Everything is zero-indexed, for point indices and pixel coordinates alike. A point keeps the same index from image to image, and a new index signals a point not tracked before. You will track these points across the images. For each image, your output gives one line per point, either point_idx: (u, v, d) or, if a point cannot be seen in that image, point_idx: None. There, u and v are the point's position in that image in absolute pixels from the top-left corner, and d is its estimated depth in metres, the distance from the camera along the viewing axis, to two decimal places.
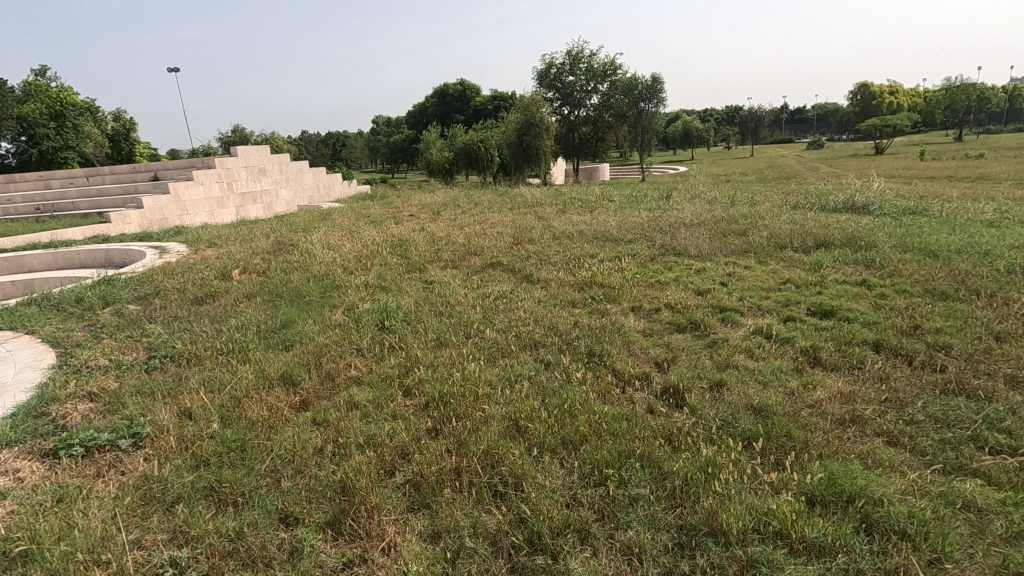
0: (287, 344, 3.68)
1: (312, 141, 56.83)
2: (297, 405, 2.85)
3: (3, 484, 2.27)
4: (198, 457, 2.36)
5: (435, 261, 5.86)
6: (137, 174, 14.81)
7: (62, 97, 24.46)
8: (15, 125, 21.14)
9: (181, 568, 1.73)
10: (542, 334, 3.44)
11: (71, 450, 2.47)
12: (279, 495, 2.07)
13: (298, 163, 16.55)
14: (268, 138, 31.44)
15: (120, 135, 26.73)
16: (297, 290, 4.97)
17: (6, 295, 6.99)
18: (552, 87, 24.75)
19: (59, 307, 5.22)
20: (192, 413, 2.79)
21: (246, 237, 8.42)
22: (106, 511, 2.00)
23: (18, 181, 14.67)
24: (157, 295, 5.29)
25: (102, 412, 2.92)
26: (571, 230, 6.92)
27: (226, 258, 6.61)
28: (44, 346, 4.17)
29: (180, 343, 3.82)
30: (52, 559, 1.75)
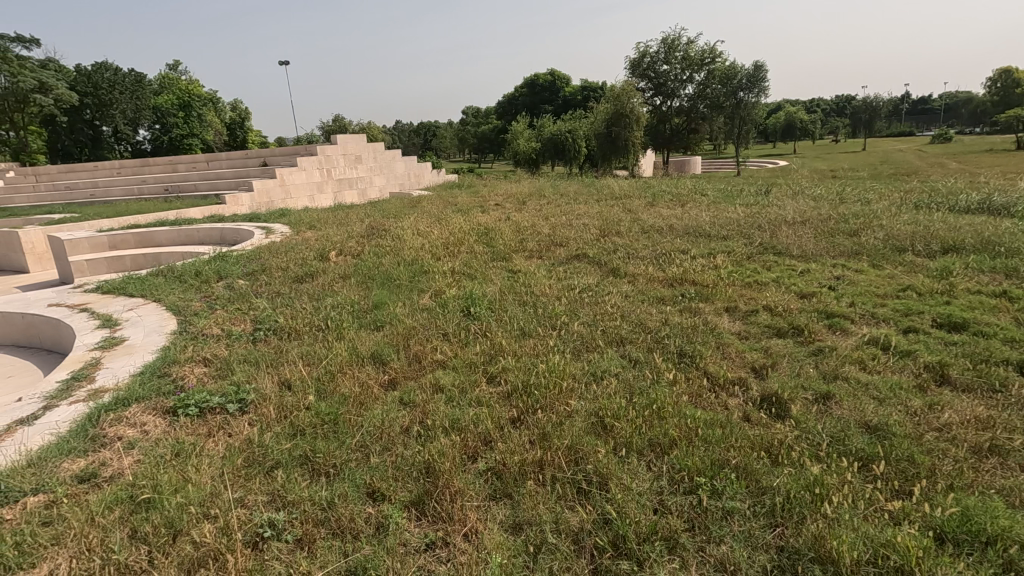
0: (378, 325, 3.83)
1: (404, 132, 59.31)
2: (386, 383, 2.94)
3: (132, 434, 2.53)
4: (295, 427, 2.50)
5: (520, 250, 5.86)
6: (249, 161, 16.09)
7: (190, 89, 27.09)
8: (152, 115, 24.13)
9: (279, 530, 1.84)
10: (629, 330, 3.32)
11: (187, 409, 2.71)
12: (368, 470, 2.14)
13: (392, 151, 17.21)
14: (366, 128, 33.17)
15: (236, 124, 29.46)
16: (387, 273, 5.16)
17: (139, 266, 7.85)
18: (644, 77, 24.17)
19: (182, 279, 5.76)
20: (291, 383, 2.97)
21: (342, 221, 8.88)
22: (216, 468, 2.17)
23: (150, 166, 16.40)
24: (264, 272, 5.69)
25: (214, 376, 3.18)
26: (660, 224, 6.67)
27: (325, 240, 7.01)
28: (167, 314, 4.63)
29: (282, 318, 4.08)
30: (170, 508, 1.91)
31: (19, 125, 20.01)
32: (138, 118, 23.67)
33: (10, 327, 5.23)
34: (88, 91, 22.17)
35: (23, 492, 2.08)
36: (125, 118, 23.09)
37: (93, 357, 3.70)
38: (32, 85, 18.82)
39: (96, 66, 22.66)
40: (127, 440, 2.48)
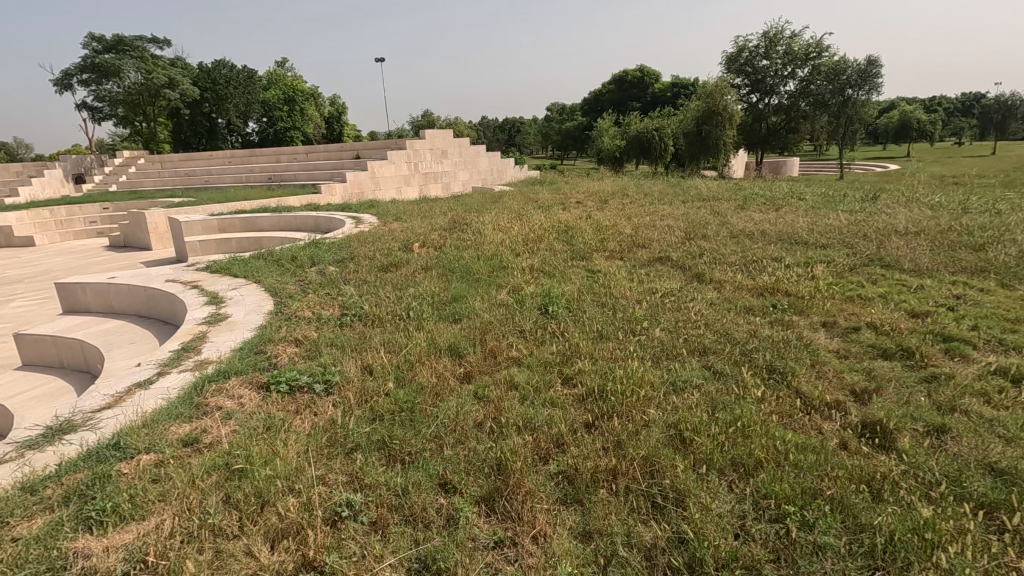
0: (456, 318, 3.89)
1: (489, 128, 60.35)
2: (462, 376, 2.98)
3: (231, 405, 2.74)
4: (375, 411, 2.60)
5: (601, 250, 5.77)
6: (344, 153, 16.98)
7: (295, 84, 28.94)
8: (261, 108, 26.17)
9: (356, 511, 1.91)
10: (712, 341, 3.15)
11: (279, 386, 2.90)
12: (441, 462, 2.17)
13: (476, 147, 17.49)
14: (453, 123, 34.04)
15: (334, 118, 31.36)
16: (467, 267, 5.24)
17: (243, 249, 8.51)
18: (741, 72, 22.99)
19: (279, 263, 6.17)
20: (373, 369, 3.09)
21: (427, 214, 9.14)
22: (302, 445, 2.30)
23: (256, 156, 17.73)
24: (352, 260, 5.97)
25: (304, 356, 3.38)
26: (752, 229, 6.30)
27: (410, 232, 7.24)
28: (265, 295, 4.99)
29: (367, 306, 4.26)
30: (258, 479, 2.04)
31: (151, 117, 22.35)
32: (249, 112, 25.62)
33: (134, 299, 5.84)
34: (208, 86, 24.22)
35: (137, 450, 2.31)
36: (238, 112, 25.20)
37: (200, 330, 4.06)
38: (163, 82, 21.02)
39: (216, 64, 24.82)
40: (226, 410, 2.69)
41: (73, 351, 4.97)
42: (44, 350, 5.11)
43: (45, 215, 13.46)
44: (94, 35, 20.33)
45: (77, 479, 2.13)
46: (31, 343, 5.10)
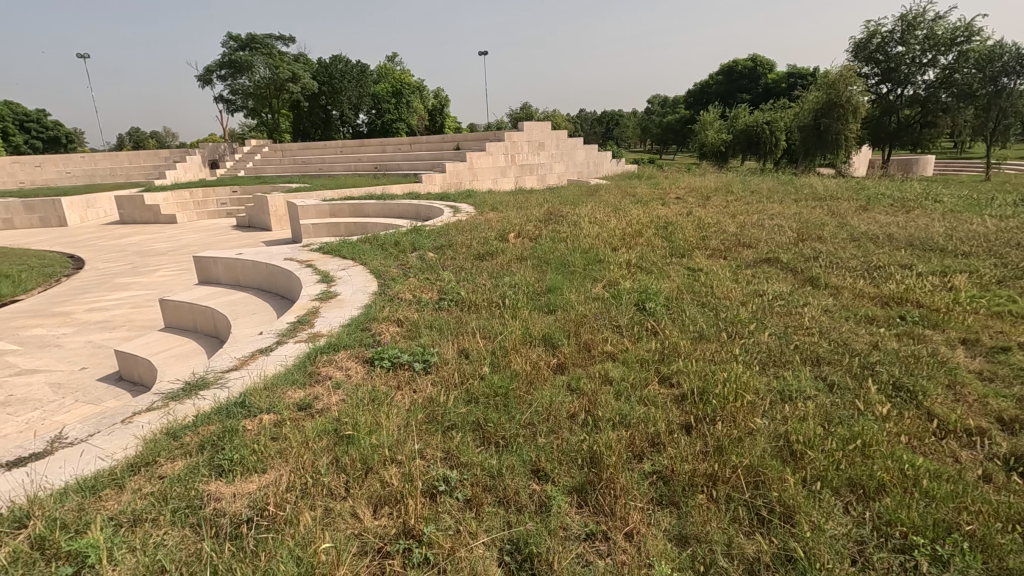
0: (550, 309, 3.89)
1: (587, 121, 59.78)
2: (555, 366, 2.98)
3: (340, 375, 2.95)
4: (471, 394, 2.67)
5: (702, 247, 5.52)
6: (444, 144, 17.54)
7: (402, 77, 30.27)
8: (370, 101, 27.69)
9: (451, 486, 1.98)
10: (828, 350, 2.91)
11: (382, 361, 3.07)
12: (535, 449, 2.19)
13: (574, 139, 17.35)
14: (551, 116, 34.07)
15: (437, 111, 32.54)
16: (562, 259, 5.22)
17: (350, 233, 9.08)
18: (870, 60, 20.93)
19: (383, 247, 6.51)
20: (469, 352, 3.18)
21: (523, 205, 9.21)
22: (402, 420, 2.42)
23: (365, 146, 18.78)
24: (451, 247, 6.16)
25: (405, 335, 3.55)
26: (876, 232, 5.73)
27: (506, 222, 7.35)
28: (370, 276, 5.28)
29: (464, 292, 4.37)
30: (363, 447, 2.18)
31: (275, 109, 24.38)
32: (360, 104, 27.18)
33: (256, 275, 6.43)
34: (325, 80, 26.02)
35: (260, 409, 2.55)
36: (350, 104, 26.86)
37: (313, 305, 4.39)
38: (287, 76, 22.86)
39: (334, 59, 26.59)
40: (335, 379, 2.90)
41: (205, 318, 5.57)
42: (182, 316, 5.78)
43: (186, 196, 15.17)
44: (232, 34, 22.56)
45: (211, 430, 2.39)
46: (172, 308, 5.79)
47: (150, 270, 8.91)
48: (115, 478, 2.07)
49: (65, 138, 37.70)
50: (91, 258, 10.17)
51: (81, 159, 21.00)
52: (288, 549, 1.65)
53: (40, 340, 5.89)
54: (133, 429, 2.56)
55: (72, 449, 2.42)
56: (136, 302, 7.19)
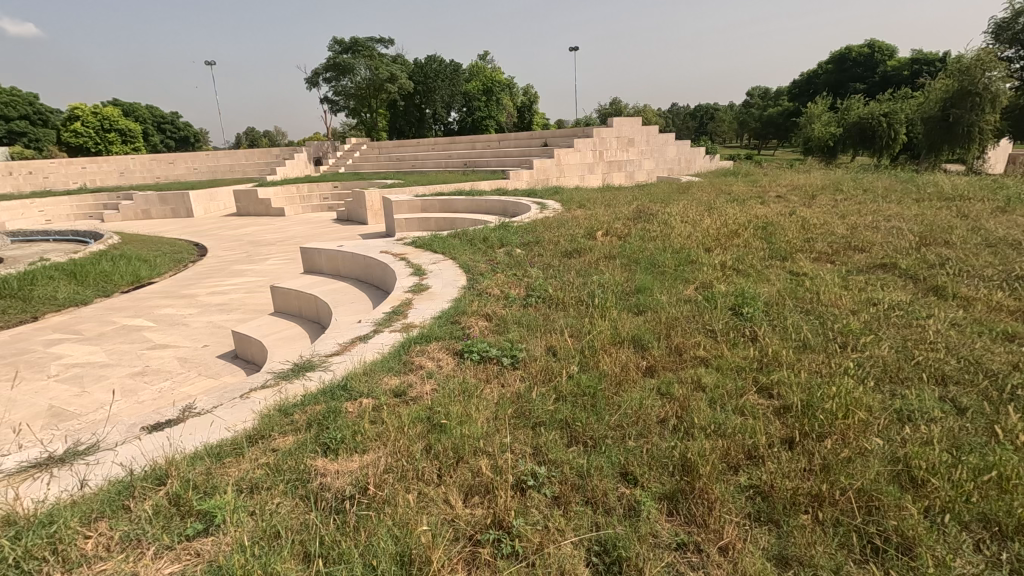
0: (639, 309, 3.81)
1: (680, 116, 57.72)
2: (644, 369, 2.92)
3: (432, 366, 3.07)
4: (558, 391, 2.67)
5: (806, 250, 5.16)
6: (532, 141, 17.65)
7: (493, 75, 30.74)
8: (462, 99, 28.44)
9: (540, 482, 2.01)
10: (956, 369, 2.62)
11: (472, 354, 3.15)
12: (625, 451, 2.15)
13: (665, 134, 16.80)
14: (641, 112, 33.24)
15: (525, 107, 32.78)
16: (653, 259, 5.08)
17: (440, 228, 9.40)
18: (1015, 42, 18.49)
19: (472, 242, 6.68)
20: (556, 350, 3.19)
21: (611, 202, 9.06)
22: (490, 413, 2.48)
23: (456, 144, 19.31)
24: (538, 244, 6.19)
25: (494, 330, 3.62)
26: (1017, 237, 5.06)
27: (594, 219, 7.27)
28: (459, 271, 5.44)
29: (552, 289, 4.39)
30: (454, 437, 2.25)
31: (374, 108, 25.70)
32: (452, 103, 28.01)
33: (354, 266, 6.83)
34: (420, 80, 27.12)
35: (360, 393, 2.72)
36: (442, 103, 27.79)
37: (406, 297, 4.59)
38: (385, 77, 24.03)
39: (429, 59, 27.64)
40: (427, 369, 3.02)
41: (309, 305, 6.01)
42: (289, 302, 6.26)
43: (293, 191, 16.36)
44: (338, 38, 24.07)
45: (317, 410, 2.57)
46: (281, 295, 6.29)
47: (262, 259, 9.72)
48: (237, 447, 2.30)
49: (193, 137, 41.89)
50: (213, 247, 11.25)
51: (206, 156, 23.25)
52: (387, 528, 1.75)
53: (170, 318, 6.62)
54: (250, 404, 2.82)
55: (201, 418, 2.70)
56: (249, 288, 7.88)
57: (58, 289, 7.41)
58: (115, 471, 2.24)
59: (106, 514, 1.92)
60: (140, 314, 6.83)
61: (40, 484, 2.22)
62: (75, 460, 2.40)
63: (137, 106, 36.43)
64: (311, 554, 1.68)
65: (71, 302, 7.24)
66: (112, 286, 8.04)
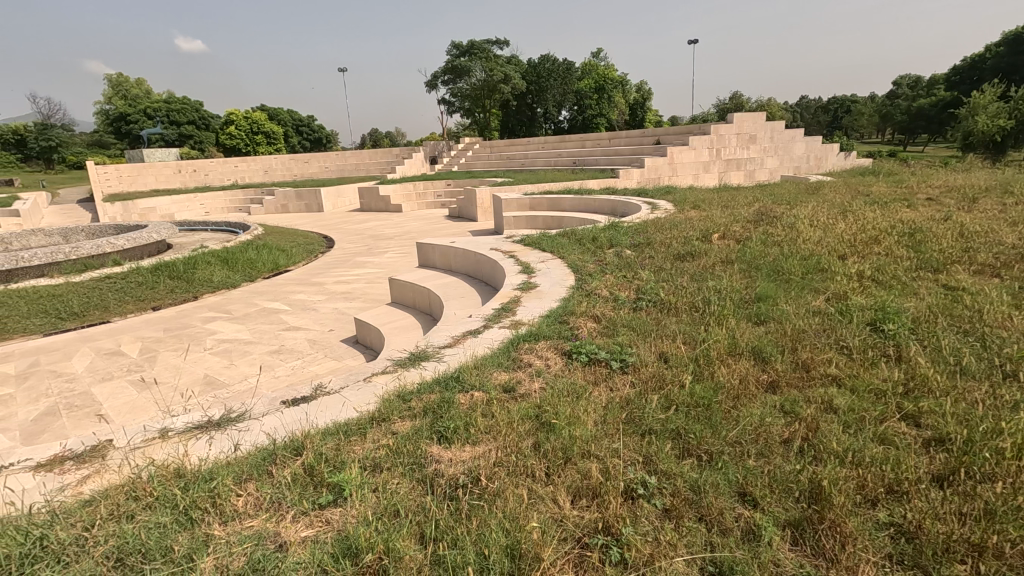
0: (761, 319, 3.57)
1: (810, 111, 53.15)
2: (765, 384, 2.72)
3: (540, 364, 3.10)
4: (670, 400, 2.58)
5: (964, 261, 4.51)
6: (645, 139, 17.17)
7: (607, 71, 30.29)
8: (574, 97, 28.43)
9: (650, 492, 1.95)
10: None
11: (580, 356, 3.15)
12: (743, 470, 2.04)
13: (793, 130, 15.56)
14: (765, 107, 31.04)
15: (638, 103, 31.99)
16: (776, 265, 4.73)
17: (548, 227, 9.46)
18: None
19: (580, 242, 6.65)
20: (668, 357, 3.08)
21: (729, 203, 8.57)
22: (598, 416, 2.46)
23: (566, 142, 19.34)
24: (649, 245, 6.03)
25: (603, 332, 3.58)
26: None
27: (710, 221, 6.92)
28: (567, 270, 5.44)
29: (664, 293, 4.24)
30: (563, 437, 2.26)
31: (488, 109, 26.51)
32: (563, 101, 28.11)
33: (465, 261, 7.08)
34: (533, 80, 27.63)
35: (472, 386, 2.82)
36: (554, 101, 28.07)
37: (515, 295, 4.68)
38: (499, 78, 24.73)
39: (543, 59, 28.07)
40: (536, 367, 3.06)
41: (421, 296, 6.34)
42: (404, 293, 6.66)
43: (410, 188, 17.32)
44: (457, 42, 25.20)
45: (432, 398, 2.71)
46: (397, 286, 6.71)
47: (381, 252, 10.41)
48: (362, 427, 2.49)
49: (325, 138, 45.71)
50: (339, 239, 12.24)
51: (336, 156, 25.34)
52: (498, 520, 1.80)
53: (302, 303, 7.31)
54: (373, 388, 3.04)
55: (331, 397, 2.96)
56: (369, 278, 8.48)
57: (214, 272, 8.45)
58: (261, 438, 2.52)
59: (254, 476, 2.17)
60: (278, 298, 7.62)
61: (203, 443, 2.56)
62: (228, 425, 2.73)
63: (281, 111, 40.52)
64: (426, 537, 1.78)
65: (223, 285, 8.24)
66: (256, 272, 9.04)
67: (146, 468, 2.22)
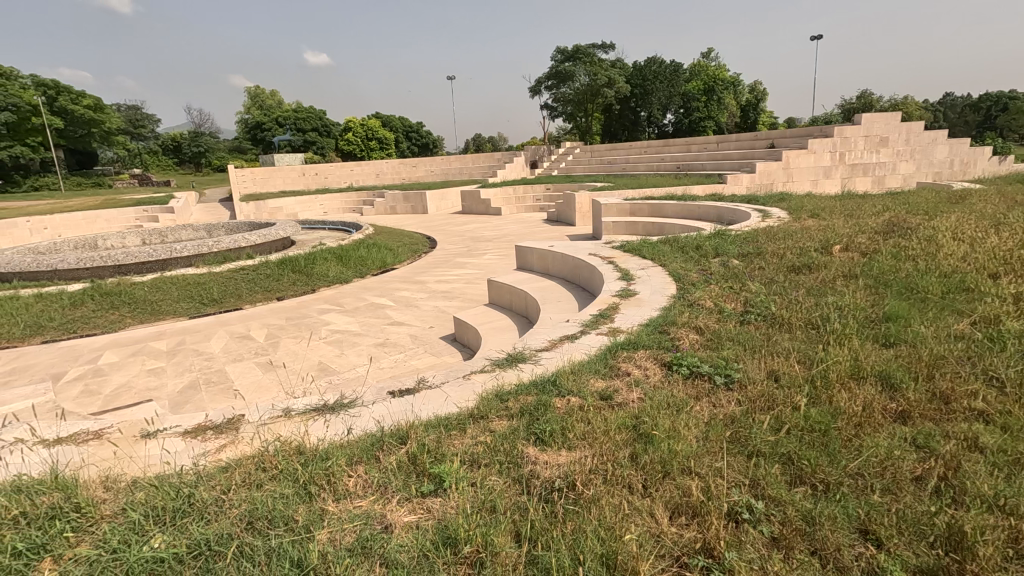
0: (889, 342, 3.23)
1: (956, 110, 47.27)
2: (893, 414, 2.46)
3: (639, 374, 3.03)
4: (782, 423, 2.41)
5: None
6: (758, 142, 16.22)
7: (717, 72, 28.97)
8: (681, 100, 27.53)
9: (756, 517, 1.85)
10: None
11: (681, 368, 3.04)
12: (865, 504, 1.86)
13: (934, 131, 13.92)
14: (900, 106, 28.04)
15: (751, 105, 30.28)
16: (910, 281, 4.26)
17: (648, 233, 9.21)
18: None
19: (683, 250, 6.42)
20: (779, 376, 2.87)
21: (853, 212, 7.84)
22: (700, 431, 2.36)
23: (671, 146, 18.76)
24: (759, 256, 5.68)
25: (706, 344, 3.42)
26: None
27: (830, 231, 6.38)
28: (669, 279, 5.27)
29: (775, 307, 3.97)
30: (662, 450, 2.20)
31: (590, 113, 26.43)
32: (669, 104, 27.30)
33: (563, 266, 7.09)
34: (638, 83, 27.16)
35: (568, 392, 2.82)
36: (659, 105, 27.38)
37: (613, 301, 4.62)
38: (603, 81, 24.58)
39: (649, 62, 27.49)
40: (633, 377, 3.00)
41: (518, 299, 6.44)
42: (501, 294, 6.81)
43: (511, 192, 17.68)
44: (562, 48, 25.45)
45: (529, 400, 2.75)
46: (495, 288, 6.87)
47: (480, 254, 10.71)
48: (461, 422, 2.58)
49: (433, 144, 47.97)
50: (442, 240, 12.77)
51: (441, 161, 26.50)
52: (595, 527, 1.79)
53: (406, 300, 7.71)
54: (472, 385, 3.14)
55: (433, 391, 3.10)
56: (468, 279, 8.77)
57: (329, 268, 9.16)
58: (371, 425, 2.70)
59: (363, 459, 2.33)
60: (385, 294, 8.09)
61: (319, 425, 2.79)
62: (341, 409, 2.95)
63: (394, 118, 43.13)
64: (521, 536, 1.81)
65: (338, 280, 8.90)
66: (366, 269, 9.68)
67: (272, 443, 2.46)
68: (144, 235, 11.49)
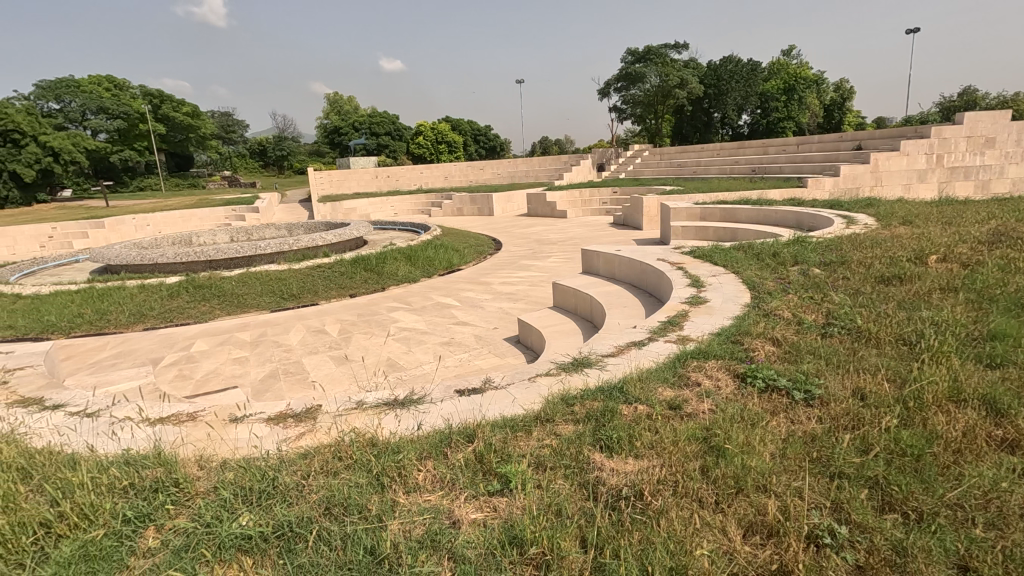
0: (994, 363, 2.95)
1: None
2: (999, 442, 2.25)
3: (709, 385, 2.94)
4: (868, 444, 2.26)
5: None
6: (843, 143, 15.25)
7: (798, 71, 27.49)
8: (758, 100, 26.38)
9: (839, 542, 1.74)
10: None
11: (756, 380, 2.91)
12: (965, 538, 1.72)
13: None
14: (1011, 104, 25.50)
15: (835, 104, 28.55)
16: (1020, 297, 3.87)
17: (720, 239, 8.88)
18: None
19: (758, 257, 6.14)
20: (866, 394, 2.69)
21: (951, 219, 7.22)
22: (777, 448, 2.26)
23: (746, 148, 18.03)
24: (843, 265, 5.35)
25: (783, 357, 3.26)
26: None
27: (925, 240, 5.90)
28: (743, 287, 5.06)
29: (861, 320, 3.72)
30: (736, 465, 2.12)
31: (661, 114, 25.86)
32: (745, 104, 26.23)
33: (630, 271, 6.97)
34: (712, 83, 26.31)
35: (635, 399, 2.77)
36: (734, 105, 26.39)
37: (683, 308, 4.49)
38: (675, 82, 23.99)
39: (724, 61, 26.56)
40: (704, 387, 2.91)
41: (583, 303, 6.39)
42: (566, 298, 6.78)
43: (577, 195, 17.58)
44: (633, 49, 25.09)
45: (595, 406, 2.73)
46: (560, 291, 6.85)
47: (545, 256, 10.73)
48: (526, 424, 2.60)
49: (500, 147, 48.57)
50: (507, 242, 12.90)
51: (509, 164, 26.78)
52: (664, 539, 1.75)
53: (471, 301, 7.84)
54: (538, 388, 3.15)
55: (499, 391, 3.14)
56: (533, 281, 8.80)
57: (399, 267, 9.48)
58: (439, 421, 2.78)
59: (432, 454, 2.39)
60: (451, 295, 8.27)
61: (391, 419, 2.89)
62: (410, 405, 3.05)
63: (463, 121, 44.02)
64: (588, 541, 1.81)
65: (406, 279, 9.19)
66: (433, 269, 9.93)
67: (347, 433, 2.57)
68: (233, 233, 12.35)
